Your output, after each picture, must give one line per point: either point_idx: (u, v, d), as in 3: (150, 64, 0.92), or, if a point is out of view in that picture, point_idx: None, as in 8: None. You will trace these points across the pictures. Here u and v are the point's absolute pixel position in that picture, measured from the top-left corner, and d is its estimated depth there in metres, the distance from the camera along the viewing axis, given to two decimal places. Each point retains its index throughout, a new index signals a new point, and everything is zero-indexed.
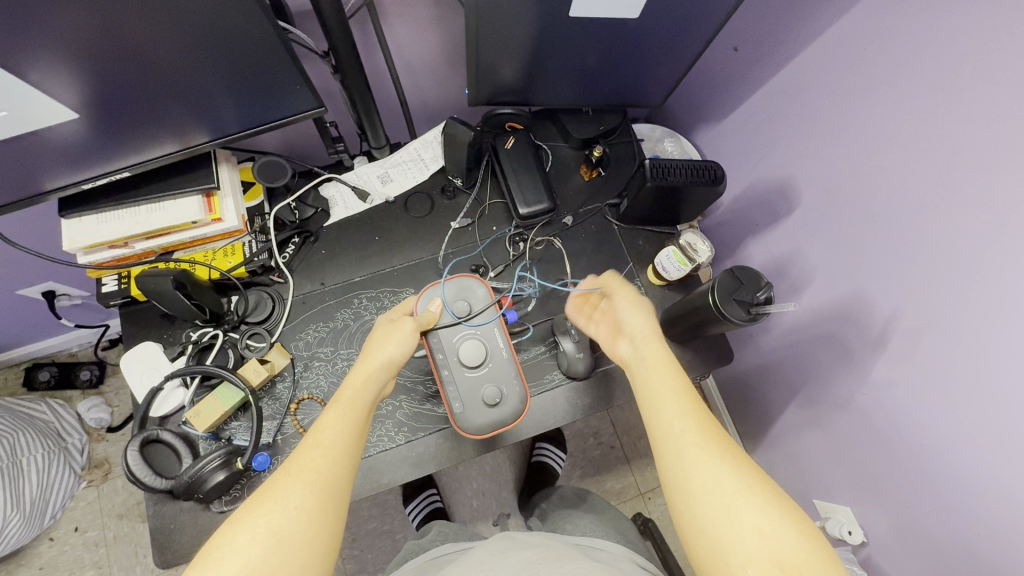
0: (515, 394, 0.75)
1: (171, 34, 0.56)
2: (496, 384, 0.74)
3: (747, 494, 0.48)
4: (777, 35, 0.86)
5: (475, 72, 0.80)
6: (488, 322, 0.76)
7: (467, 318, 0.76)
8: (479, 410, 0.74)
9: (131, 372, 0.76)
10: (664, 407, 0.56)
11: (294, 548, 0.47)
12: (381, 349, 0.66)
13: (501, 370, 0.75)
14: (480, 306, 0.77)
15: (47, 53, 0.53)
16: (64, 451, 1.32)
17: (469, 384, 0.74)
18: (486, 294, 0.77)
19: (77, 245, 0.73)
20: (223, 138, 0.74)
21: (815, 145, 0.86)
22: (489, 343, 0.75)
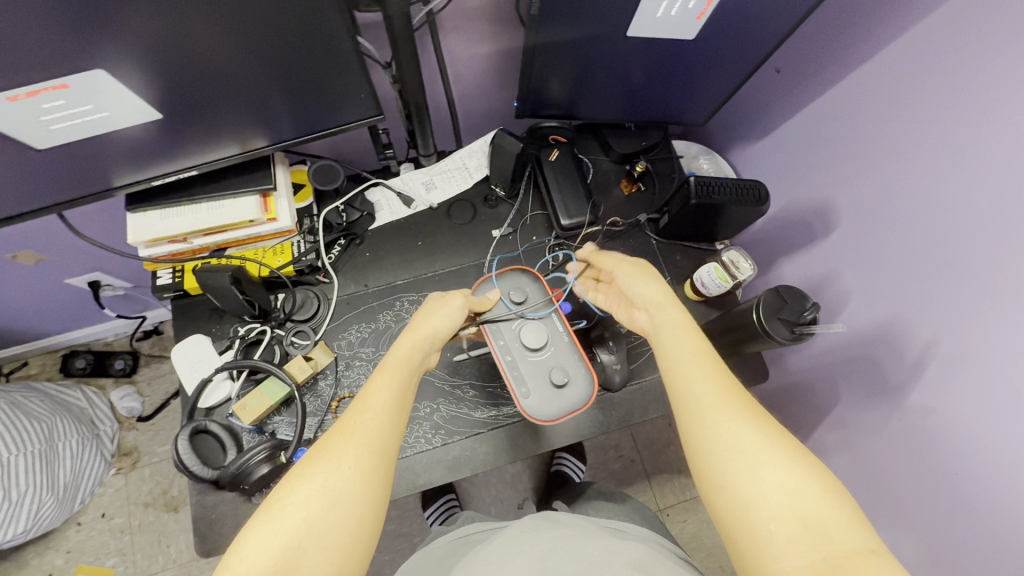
0: (581, 375, 0.75)
1: (250, 43, 0.59)
2: (562, 366, 0.75)
3: (776, 450, 0.48)
4: (821, 59, 0.87)
5: (526, 87, 0.83)
6: (546, 307, 0.78)
7: (524, 305, 0.77)
8: (547, 393, 0.74)
9: (181, 364, 0.79)
10: (686, 370, 0.57)
11: (349, 507, 0.47)
12: (429, 320, 0.65)
13: (564, 353, 0.76)
14: (536, 295, 0.79)
15: (136, 57, 0.56)
16: (97, 438, 1.35)
17: (534, 368, 0.75)
18: (541, 283, 0.79)
19: (140, 238, 0.76)
20: (281, 143, 0.76)
21: (856, 169, 0.87)
22: (549, 328, 0.77)
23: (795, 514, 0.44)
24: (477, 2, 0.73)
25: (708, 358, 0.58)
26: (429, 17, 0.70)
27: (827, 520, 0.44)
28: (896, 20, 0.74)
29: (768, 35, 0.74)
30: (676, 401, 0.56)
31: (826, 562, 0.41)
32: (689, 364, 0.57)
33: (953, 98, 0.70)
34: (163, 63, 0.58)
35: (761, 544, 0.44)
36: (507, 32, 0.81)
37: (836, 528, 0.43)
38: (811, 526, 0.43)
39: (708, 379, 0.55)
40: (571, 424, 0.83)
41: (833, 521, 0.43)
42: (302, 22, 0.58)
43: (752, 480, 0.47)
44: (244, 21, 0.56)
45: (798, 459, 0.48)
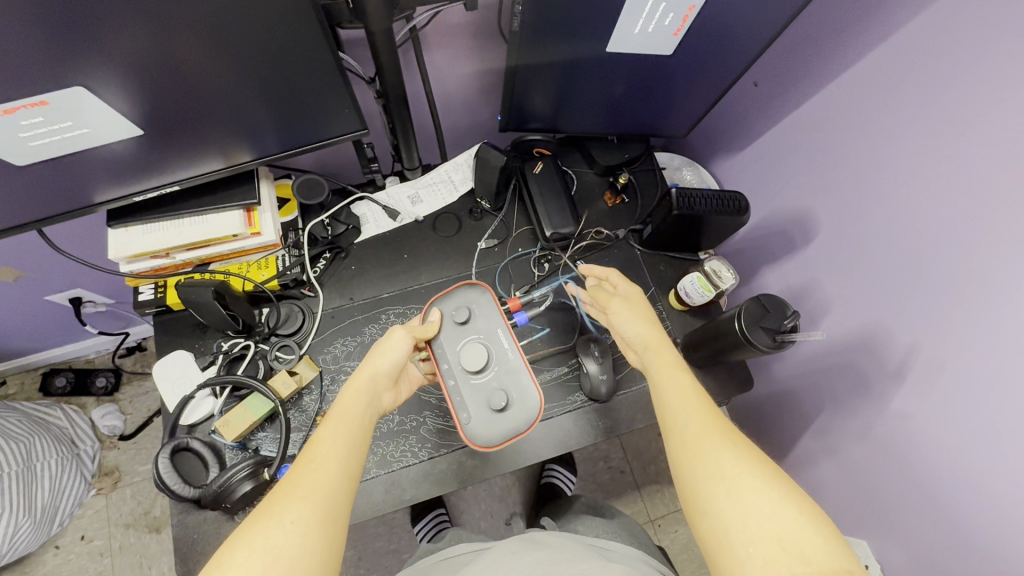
0: (526, 396, 0.70)
1: (233, 57, 0.59)
2: (504, 389, 0.71)
3: (748, 474, 0.49)
4: (797, 73, 0.90)
5: (509, 100, 0.84)
6: (492, 325, 0.73)
7: (469, 323, 0.73)
8: (487, 418, 0.70)
9: (163, 380, 0.77)
10: (671, 398, 0.59)
11: (292, 564, 0.46)
12: (375, 362, 0.65)
13: (509, 373, 0.71)
14: (482, 313, 0.74)
15: (118, 73, 0.56)
16: (77, 458, 1.32)
17: (476, 391, 0.71)
18: (490, 300, 0.74)
19: (121, 254, 0.75)
20: (265, 157, 0.77)
21: (833, 179, 0.89)
22: (494, 347, 0.72)
23: (773, 538, 0.44)
24: (461, 18, 0.75)
25: (692, 388, 0.59)
26: (413, 33, 0.71)
27: (805, 542, 0.44)
28: (867, 36, 0.77)
29: (743, 49, 0.76)
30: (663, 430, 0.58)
31: None
32: (671, 397, 0.59)
33: (924, 110, 0.72)
34: (147, 78, 0.58)
35: (740, 566, 0.45)
36: (492, 48, 0.82)
37: (815, 551, 0.43)
38: (790, 550, 0.44)
39: (686, 410, 0.57)
40: (558, 435, 0.83)
41: (809, 544, 0.43)
42: (287, 38, 0.59)
43: (733, 506, 0.47)
44: (228, 36, 0.57)
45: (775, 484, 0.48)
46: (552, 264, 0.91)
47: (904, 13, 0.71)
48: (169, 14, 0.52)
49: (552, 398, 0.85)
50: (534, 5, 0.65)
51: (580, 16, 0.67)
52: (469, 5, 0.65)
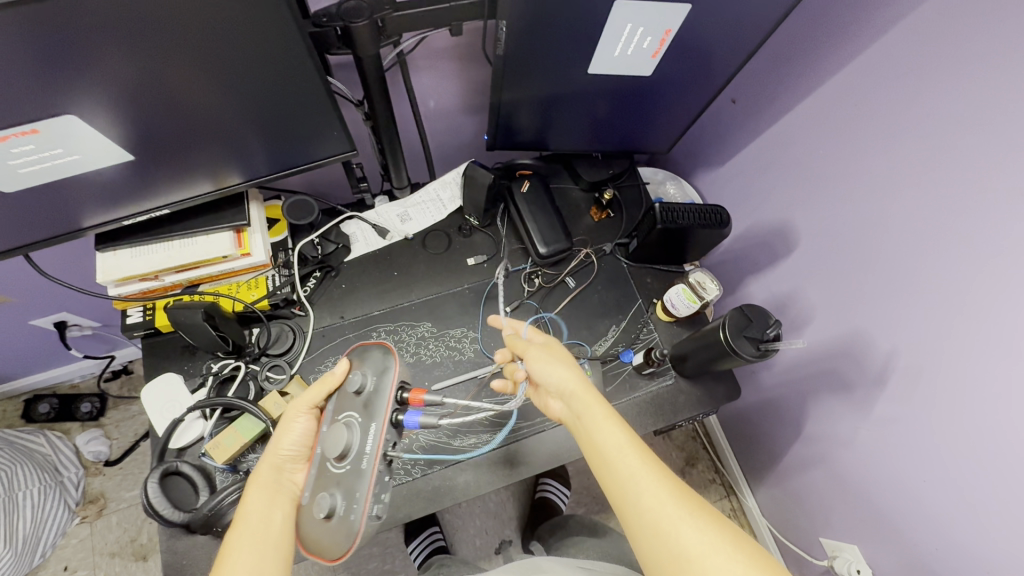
0: (348, 518, 0.56)
1: (225, 81, 0.60)
2: (336, 493, 0.57)
3: (710, 555, 0.50)
4: (773, 90, 0.94)
5: (496, 120, 0.86)
6: (373, 413, 0.60)
7: (360, 396, 0.61)
8: (309, 519, 0.57)
9: (152, 404, 0.77)
10: (619, 470, 0.57)
11: None
12: (274, 448, 0.63)
13: (350, 478, 0.57)
14: (375, 388, 0.61)
15: (111, 99, 0.57)
16: (60, 486, 1.29)
17: (319, 479, 0.58)
18: (387, 378, 0.61)
19: (109, 278, 0.75)
20: (255, 179, 0.78)
21: (810, 190, 0.92)
22: (359, 439, 0.59)
23: None
24: (448, 42, 0.77)
25: (636, 450, 0.58)
26: (400, 58, 0.73)
27: None
28: (836, 54, 0.81)
29: (720, 68, 0.79)
30: (618, 505, 0.57)
31: None
32: (618, 467, 0.57)
33: (894, 124, 0.76)
34: (140, 103, 0.59)
35: None
36: (479, 70, 0.85)
37: None
38: None
39: (641, 478, 0.56)
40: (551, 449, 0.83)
41: None
42: (278, 64, 0.61)
43: None
44: (220, 62, 0.58)
45: (739, 551, 0.50)
46: (542, 280, 0.93)
47: (872, 34, 0.75)
48: (164, 43, 0.54)
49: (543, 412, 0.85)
50: (519, 30, 0.67)
51: (563, 40, 0.70)
52: (454, 31, 0.67)
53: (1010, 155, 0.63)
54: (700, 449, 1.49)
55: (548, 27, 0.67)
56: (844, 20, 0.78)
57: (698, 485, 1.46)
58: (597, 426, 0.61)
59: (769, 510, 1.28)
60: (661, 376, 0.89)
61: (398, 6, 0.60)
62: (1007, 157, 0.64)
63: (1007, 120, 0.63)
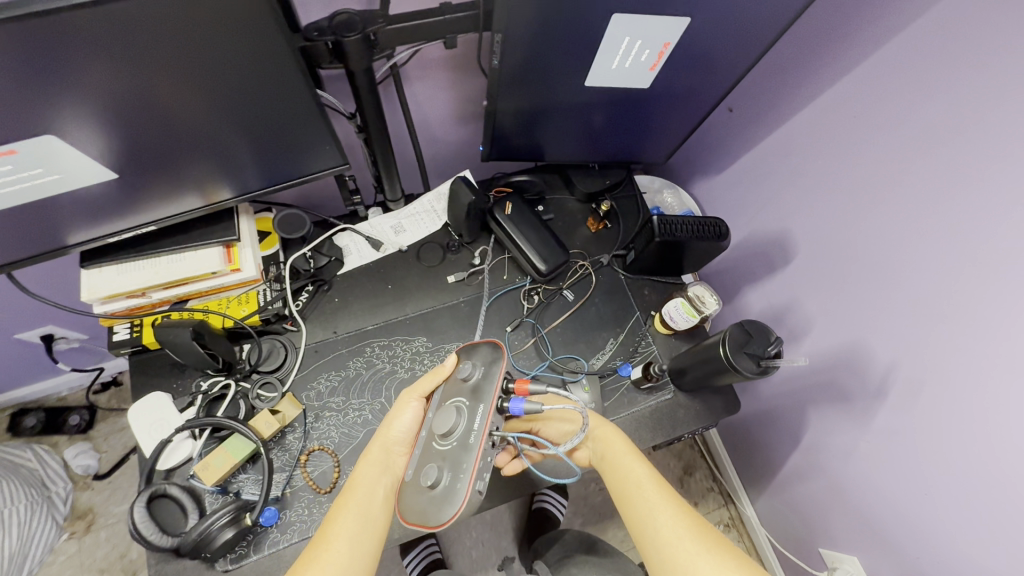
0: (453, 491, 0.56)
1: (215, 94, 0.59)
2: (442, 466, 0.57)
3: None
4: (770, 100, 0.93)
5: (491, 131, 0.84)
6: (482, 397, 0.61)
7: (471, 382, 0.62)
8: (412, 490, 0.58)
9: (139, 424, 0.75)
10: (640, 502, 0.62)
11: None
12: (384, 429, 0.63)
13: (456, 455, 0.58)
14: (483, 376, 0.62)
15: (94, 115, 0.55)
16: (48, 501, 1.27)
17: (423, 454, 0.59)
18: (499, 368, 0.62)
19: (95, 295, 0.73)
20: (246, 194, 0.76)
21: (807, 201, 0.92)
22: (467, 419, 0.60)
23: None
24: (442, 53, 0.76)
25: (659, 485, 0.64)
26: (393, 70, 0.72)
27: None
28: (834, 65, 0.80)
29: (717, 80, 0.78)
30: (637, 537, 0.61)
31: None
32: (640, 501, 0.62)
33: (892, 136, 0.75)
34: (125, 119, 0.57)
35: None
36: (473, 80, 0.84)
37: None
38: None
39: (659, 509, 0.61)
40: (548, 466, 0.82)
41: None
42: (269, 79, 0.59)
43: None
44: (207, 77, 0.56)
45: None
46: (542, 295, 0.91)
47: (869, 45, 0.74)
48: (150, 59, 0.52)
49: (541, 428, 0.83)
50: (515, 43, 0.66)
51: (558, 53, 0.69)
52: (448, 42, 0.67)
53: (1009, 169, 0.63)
54: (698, 457, 1.48)
55: (543, 39, 0.66)
56: (842, 31, 0.77)
57: (697, 494, 1.45)
58: (622, 462, 0.67)
59: (768, 520, 1.28)
60: (660, 390, 0.87)
61: (390, 19, 0.59)
62: (1007, 171, 0.63)
63: (1007, 133, 0.62)
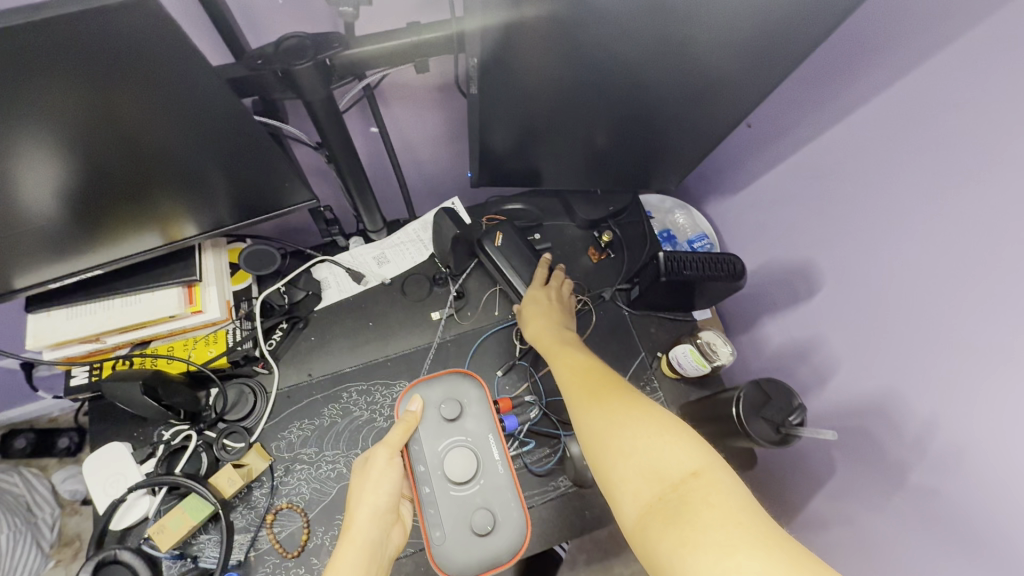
0: (511, 518, 0.60)
1: (149, 127, 0.52)
2: (486, 506, 0.60)
3: (614, 426, 0.53)
4: (795, 118, 0.83)
5: (480, 156, 0.77)
6: (483, 428, 0.64)
7: (458, 420, 0.64)
8: (464, 540, 0.59)
9: (93, 479, 0.69)
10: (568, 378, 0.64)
11: None
12: (370, 500, 0.59)
13: (495, 491, 0.61)
14: (473, 410, 0.65)
15: (11, 155, 0.49)
16: (33, 527, 1.24)
17: (451, 506, 0.60)
18: (487, 397, 0.65)
19: (43, 342, 0.67)
20: (212, 230, 0.71)
21: (834, 231, 0.82)
22: (482, 456, 0.62)
23: (639, 468, 0.49)
24: (421, 74, 0.68)
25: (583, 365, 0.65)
26: (366, 93, 0.64)
27: (661, 459, 0.48)
28: (866, 83, 0.71)
29: (731, 100, 0.69)
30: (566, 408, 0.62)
31: (664, 497, 0.46)
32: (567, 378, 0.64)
33: (934, 165, 0.65)
34: (54, 159, 0.51)
35: (624, 506, 0.49)
36: (458, 101, 0.76)
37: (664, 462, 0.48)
38: (651, 473, 0.48)
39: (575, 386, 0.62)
40: (538, 529, 0.73)
41: (660, 459, 0.48)
42: (214, 114, 0.53)
43: (612, 452, 0.52)
44: (140, 109, 0.50)
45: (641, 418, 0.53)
46: None
47: (909, 60, 0.65)
48: (69, 98, 0.46)
49: (531, 485, 0.75)
50: (496, 65, 0.58)
51: (545, 74, 0.61)
52: (421, 67, 0.59)
53: None
54: None
55: (526, 59, 0.58)
56: (876, 45, 0.68)
57: None
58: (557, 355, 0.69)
59: None
60: None
61: (347, 44, 0.52)
62: None
63: None
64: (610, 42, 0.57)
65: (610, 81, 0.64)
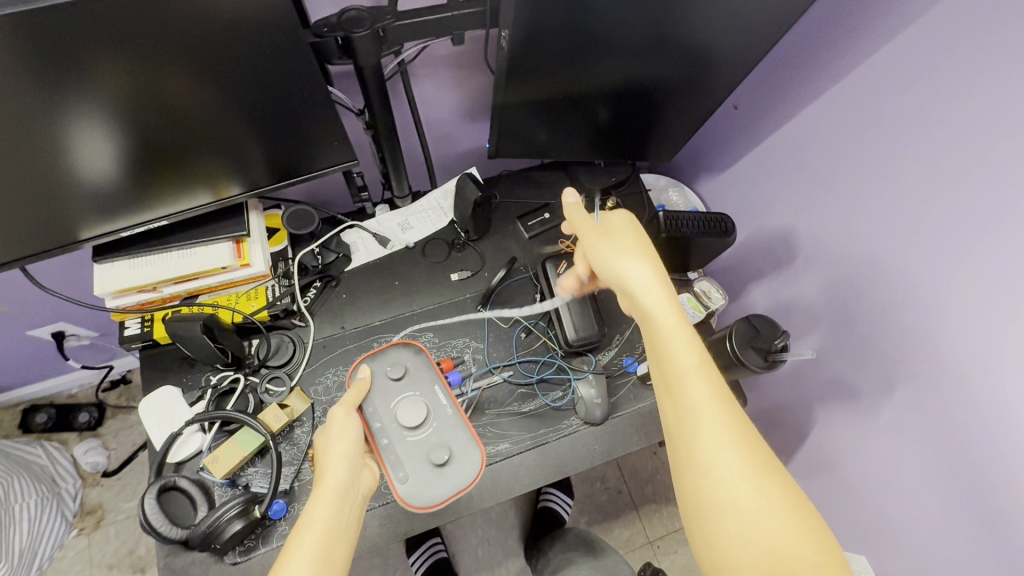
0: (466, 451, 0.69)
1: (213, 85, 0.59)
2: (442, 444, 0.69)
3: (757, 513, 0.50)
4: (776, 96, 0.92)
5: (498, 128, 0.85)
6: (428, 382, 0.73)
7: (403, 381, 0.72)
8: (427, 475, 0.68)
9: (150, 417, 0.76)
10: (687, 394, 0.55)
11: None
12: (333, 448, 0.63)
13: (447, 429, 0.70)
14: (416, 369, 0.74)
15: (94, 105, 0.56)
16: (57, 497, 1.28)
17: (408, 452, 0.68)
18: (426, 356, 0.75)
19: (107, 290, 0.74)
20: (255, 190, 0.77)
21: (811, 198, 0.92)
22: (430, 403, 0.71)
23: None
24: (448, 50, 0.77)
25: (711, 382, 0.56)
26: (401, 67, 0.73)
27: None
28: (834, 64, 0.81)
29: (718, 78, 0.78)
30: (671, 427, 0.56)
31: None
32: (692, 393, 0.55)
33: (896, 132, 0.74)
34: (138, 110, 0.59)
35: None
36: (477, 79, 0.84)
37: None
38: None
39: (705, 416, 0.54)
40: (554, 462, 0.81)
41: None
42: (273, 70, 0.60)
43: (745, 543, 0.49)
44: (210, 65, 0.57)
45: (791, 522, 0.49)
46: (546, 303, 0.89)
47: (869, 42, 0.75)
48: (155, 51, 0.54)
49: (547, 423, 0.83)
50: (519, 41, 0.66)
51: (560, 50, 0.69)
52: (456, 39, 0.67)
53: (1001, 162, 0.63)
54: None
55: (546, 36, 0.67)
56: (842, 30, 0.78)
57: None
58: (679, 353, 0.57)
59: None
60: None
61: (398, 17, 0.61)
62: (997, 164, 0.63)
63: (1001, 128, 0.63)
64: (615, 24, 0.66)
65: (616, 57, 0.72)
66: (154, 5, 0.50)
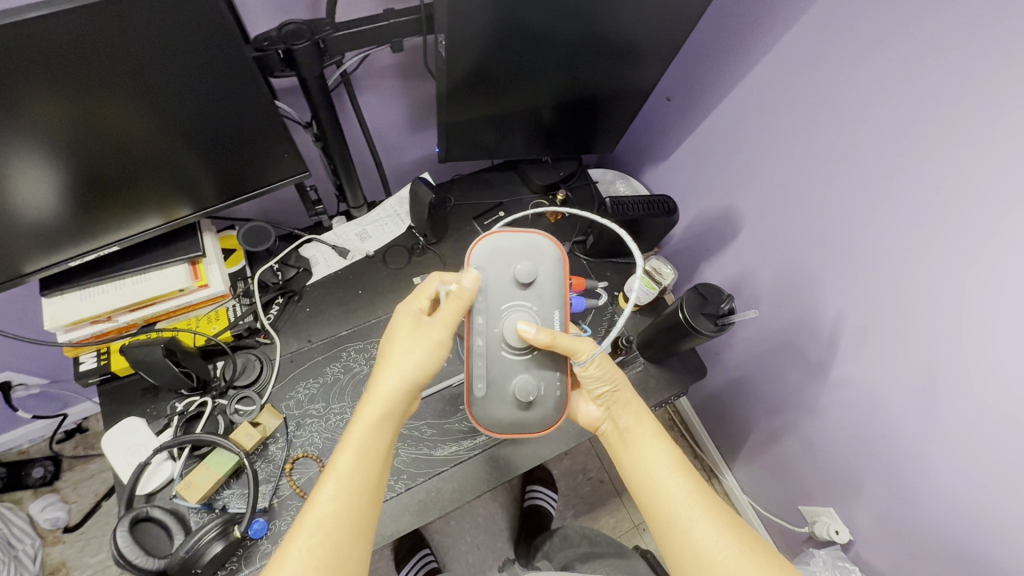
0: (552, 395, 0.68)
1: (152, 104, 0.60)
2: (534, 376, 0.67)
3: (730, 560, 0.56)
4: (701, 85, 0.99)
5: (446, 133, 0.88)
6: (550, 303, 0.67)
7: (527, 287, 0.67)
8: (505, 398, 0.67)
9: (114, 451, 0.74)
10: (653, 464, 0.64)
11: (351, 553, 0.53)
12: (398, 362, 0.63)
13: (547, 361, 0.68)
14: (545, 279, 0.68)
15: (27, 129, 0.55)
16: (14, 560, 1.19)
17: (502, 363, 0.67)
18: (562, 269, 0.68)
19: (58, 323, 0.72)
20: (205, 210, 0.77)
21: (742, 176, 0.98)
22: (544, 325, 0.67)
23: None
24: (389, 60, 0.79)
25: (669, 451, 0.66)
26: (345, 78, 0.75)
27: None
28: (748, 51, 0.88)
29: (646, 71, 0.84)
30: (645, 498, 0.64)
31: None
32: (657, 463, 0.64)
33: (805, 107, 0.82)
34: (77, 131, 0.58)
35: None
36: (419, 86, 0.87)
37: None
38: None
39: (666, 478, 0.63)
40: (531, 448, 0.84)
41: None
42: (214, 86, 0.61)
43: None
44: (147, 83, 0.57)
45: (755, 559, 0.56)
46: None
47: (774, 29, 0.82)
48: (91, 71, 0.54)
49: None
50: (457, 48, 0.70)
51: (496, 53, 0.73)
52: (395, 47, 0.70)
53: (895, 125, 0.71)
54: (679, 437, 1.51)
55: (481, 41, 0.70)
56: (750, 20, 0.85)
57: None
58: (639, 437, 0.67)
59: (750, 487, 1.32)
60: (631, 363, 0.91)
61: (338, 29, 0.63)
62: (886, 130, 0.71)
63: None
64: (544, 26, 0.71)
65: (550, 58, 0.77)
66: (85, 28, 0.50)
